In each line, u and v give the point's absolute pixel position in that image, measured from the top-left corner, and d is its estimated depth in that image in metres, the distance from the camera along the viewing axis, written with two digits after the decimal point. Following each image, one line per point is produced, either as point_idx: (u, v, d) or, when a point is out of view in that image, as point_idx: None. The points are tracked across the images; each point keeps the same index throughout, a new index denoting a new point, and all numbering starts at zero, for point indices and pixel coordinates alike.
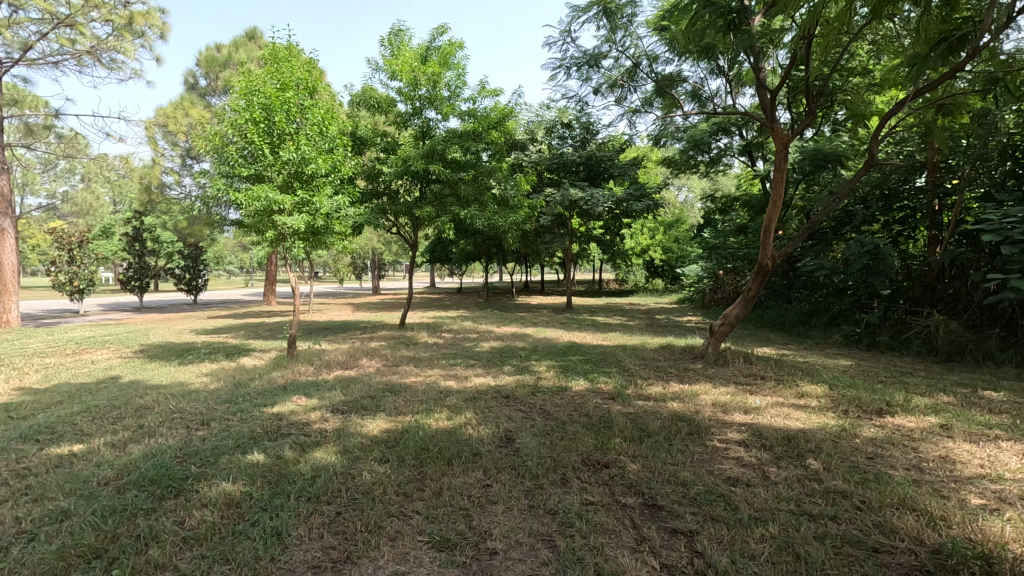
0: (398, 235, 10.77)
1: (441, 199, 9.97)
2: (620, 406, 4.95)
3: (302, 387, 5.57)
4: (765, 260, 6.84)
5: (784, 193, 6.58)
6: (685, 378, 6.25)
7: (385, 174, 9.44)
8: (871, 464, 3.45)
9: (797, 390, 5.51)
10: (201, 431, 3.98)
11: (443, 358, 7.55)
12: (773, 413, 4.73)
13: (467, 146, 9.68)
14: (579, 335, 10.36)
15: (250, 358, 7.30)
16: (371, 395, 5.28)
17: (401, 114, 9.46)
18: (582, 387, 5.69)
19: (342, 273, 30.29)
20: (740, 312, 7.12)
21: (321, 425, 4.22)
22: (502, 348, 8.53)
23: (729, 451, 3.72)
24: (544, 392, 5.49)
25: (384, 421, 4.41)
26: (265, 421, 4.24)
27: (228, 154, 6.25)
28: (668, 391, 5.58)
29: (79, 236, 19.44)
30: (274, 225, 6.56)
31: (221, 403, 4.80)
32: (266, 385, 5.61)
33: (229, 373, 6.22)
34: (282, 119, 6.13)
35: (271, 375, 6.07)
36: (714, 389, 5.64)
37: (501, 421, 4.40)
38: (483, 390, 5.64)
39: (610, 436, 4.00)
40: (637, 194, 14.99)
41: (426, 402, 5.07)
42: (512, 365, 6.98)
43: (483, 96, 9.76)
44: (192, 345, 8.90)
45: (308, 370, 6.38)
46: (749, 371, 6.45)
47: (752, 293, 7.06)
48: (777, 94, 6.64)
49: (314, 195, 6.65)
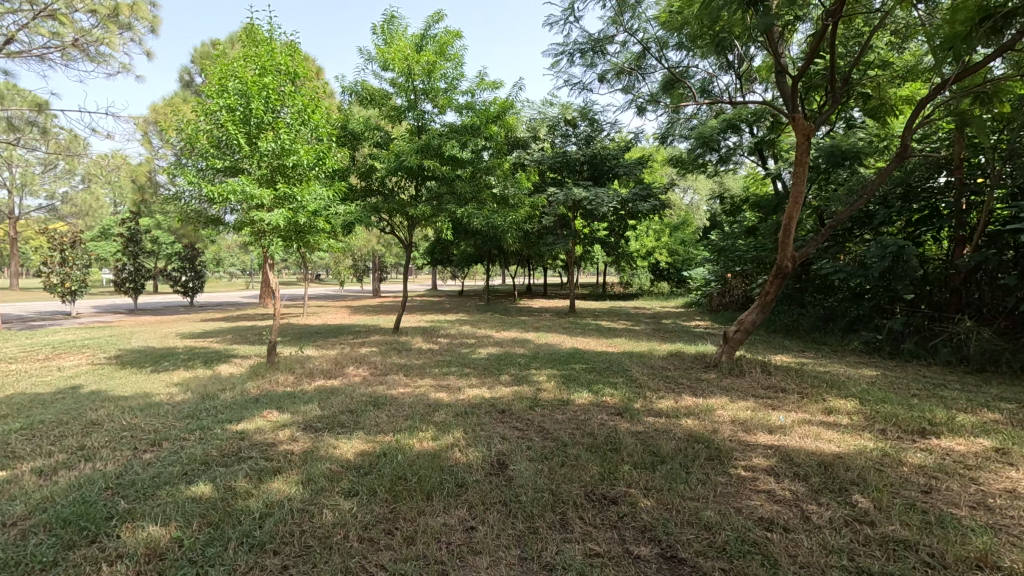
0: (394, 235, 10.30)
1: (438, 198, 9.48)
2: (628, 424, 4.42)
3: (277, 399, 5.06)
4: (785, 261, 6.30)
5: (805, 189, 6.06)
6: (698, 390, 5.71)
7: (378, 171, 8.96)
8: (929, 501, 2.91)
9: (824, 405, 4.96)
10: (146, 454, 3.47)
11: (437, 365, 7.03)
12: (802, 433, 4.19)
13: (464, 141, 9.18)
14: (582, 341, 9.83)
15: (228, 366, 6.79)
16: (351, 409, 4.76)
17: (396, 108, 8.98)
18: (586, 401, 5.15)
19: (343, 275, 29.88)
20: (756, 317, 6.60)
21: (287, 447, 3.71)
22: (500, 355, 8.00)
23: (757, 482, 3.19)
24: (543, 407, 4.96)
25: (360, 441, 3.88)
26: (224, 442, 3.72)
27: (202, 144, 5.79)
28: (680, 406, 5.05)
29: (71, 237, 19.00)
30: (254, 221, 6.06)
31: (181, 419, 4.28)
32: (237, 396, 5.10)
33: (201, 383, 5.72)
34: (260, 105, 5.64)
35: (246, 385, 5.57)
36: (732, 404, 5.09)
37: (493, 442, 3.87)
38: (476, 403, 5.12)
39: (617, 462, 3.47)
40: (643, 194, 14.56)
41: (412, 417, 4.55)
42: (510, 374, 6.46)
43: (482, 88, 9.27)
44: (172, 351, 8.40)
45: (287, 380, 5.87)
46: (767, 382, 5.90)
47: (770, 298, 6.52)
48: (798, 81, 6.11)
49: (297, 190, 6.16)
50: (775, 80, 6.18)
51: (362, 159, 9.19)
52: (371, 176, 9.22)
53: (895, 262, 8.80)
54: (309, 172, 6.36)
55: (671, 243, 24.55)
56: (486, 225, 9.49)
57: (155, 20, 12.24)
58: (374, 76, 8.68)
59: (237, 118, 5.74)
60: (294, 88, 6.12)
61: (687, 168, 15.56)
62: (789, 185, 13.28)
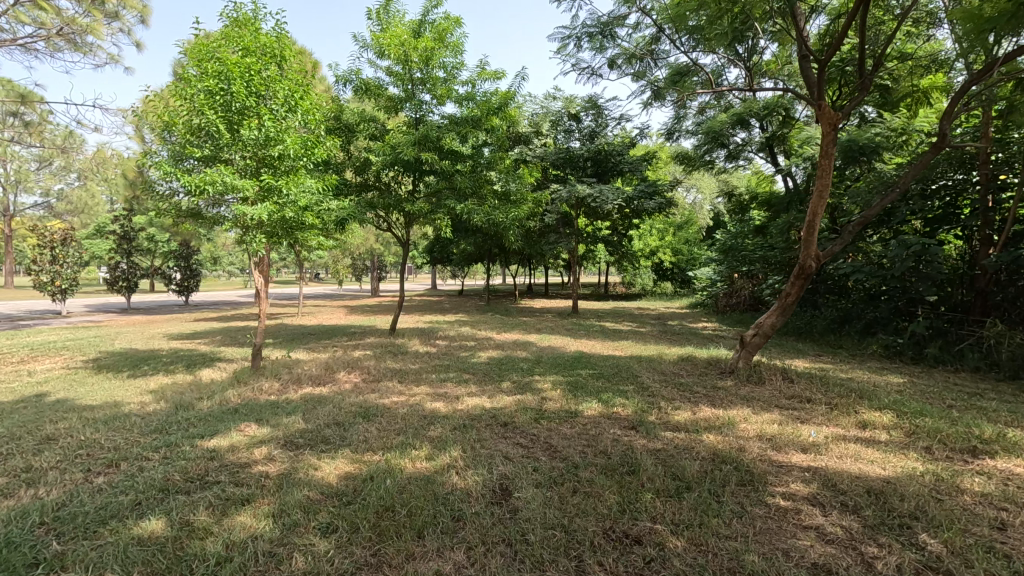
0: (390, 233, 9.87)
1: (436, 193, 9.05)
2: (643, 440, 3.99)
3: (258, 410, 4.61)
4: (807, 261, 5.87)
5: (830, 184, 5.63)
6: (716, 400, 5.28)
7: (373, 164, 8.54)
8: (1008, 541, 2.48)
9: (858, 418, 4.53)
10: (98, 479, 3.03)
11: (434, 371, 6.58)
12: (840, 453, 3.76)
13: (464, 134, 8.75)
14: (587, 344, 9.40)
15: (209, 371, 6.33)
16: (338, 422, 4.31)
17: (393, 99, 8.57)
18: (596, 413, 4.71)
19: (342, 275, 29.45)
20: (775, 320, 6.20)
21: (262, 469, 3.27)
22: (501, 359, 7.55)
23: (801, 515, 2.76)
24: (549, 419, 4.53)
25: (345, 463, 3.43)
26: (189, 463, 3.28)
27: (179, 132, 5.37)
28: (700, 419, 4.61)
29: (61, 234, 18.54)
30: (235, 214, 5.65)
31: (147, 434, 3.84)
32: (214, 406, 4.66)
33: (177, 390, 5.26)
34: (241, 89, 5.21)
35: (226, 392, 5.11)
36: (755, 417, 4.66)
37: (495, 463, 3.44)
38: (476, 414, 4.67)
39: (637, 489, 3.04)
40: (648, 191, 14.11)
41: (404, 432, 4.12)
42: (512, 381, 6.02)
43: (483, 79, 8.83)
44: (155, 353, 7.94)
45: (271, 387, 5.43)
46: (790, 391, 5.46)
47: (791, 300, 6.09)
48: (825, 65, 5.67)
49: (283, 182, 5.73)
50: (798, 66, 5.75)
51: (357, 153, 8.77)
52: (366, 170, 8.80)
53: (917, 263, 8.36)
54: (296, 161, 5.93)
55: (675, 242, 24.17)
56: (487, 222, 8.98)
57: (145, 10, 11.78)
58: (370, 64, 8.27)
59: (217, 102, 5.31)
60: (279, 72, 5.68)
61: (694, 165, 15.14)
62: (800, 183, 12.82)
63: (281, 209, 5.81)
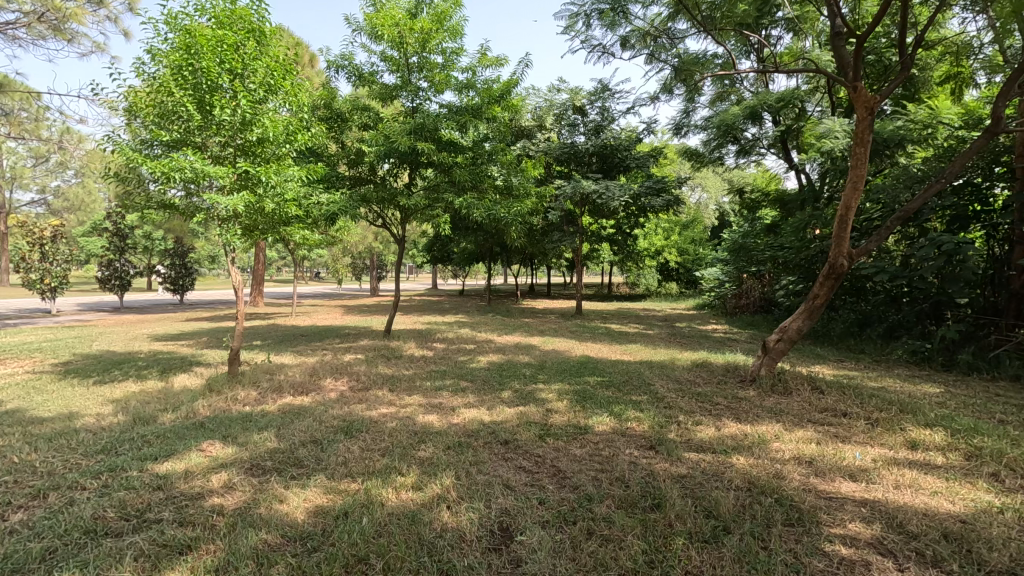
0: (386, 230, 9.36)
1: (434, 187, 8.53)
2: (665, 464, 3.46)
3: (226, 424, 4.08)
4: (839, 259, 5.34)
5: (865, 173, 5.11)
6: (741, 414, 4.75)
7: (366, 155, 8.03)
8: None
9: (905, 437, 4.00)
10: (12, 518, 2.50)
11: (429, 378, 6.06)
12: (897, 481, 3.23)
13: (464, 124, 8.25)
14: (593, 347, 8.88)
15: (183, 376, 5.80)
16: (316, 440, 3.79)
17: (388, 86, 8.08)
18: (608, 429, 4.18)
19: (342, 274, 28.97)
20: (802, 325, 5.67)
21: (216, 502, 2.75)
22: (502, 365, 7.02)
23: (871, 570, 2.23)
24: (556, 436, 4.00)
25: (317, 494, 2.90)
26: (129, 494, 2.76)
27: (143, 111, 4.82)
28: (726, 437, 4.08)
29: (51, 231, 18.01)
30: (209, 205, 5.15)
31: (91, 456, 3.31)
32: (177, 419, 4.12)
33: (142, 400, 4.74)
34: (213, 64, 4.69)
35: (194, 402, 4.58)
36: (789, 434, 4.13)
37: (494, 495, 2.91)
38: (473, 430, 4.15)
39: (667, 532, 2.51)
40: (655, 188, 13.57)
41: (390, 452, 3.59)
42: (514, 390, 5.49)
43: (484, 66, 8.32)
44: (131, 357, 7.41)
45: (248, 397, 4.91)
46: (822, 403, 4.92)
47: (819, 302, 5.57)
48: (864, 43, 5.13)
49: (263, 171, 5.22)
50: (831, 43, 5.22)
51: (350, 143, 8.25)
52: (359, 162, 8.29)
53: (947, 264, 7.80)
54: (277, 148, 5.41)
55: (681, 242, 23.65)
56: (488, 218, 8.39)
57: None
58: (363, 48, 7.76)
59: (187, 80, 4.81)
60: (258, 50, 5.15)
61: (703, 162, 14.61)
62: (814, 180, 12.26)
63: (260, 201, 5.29)
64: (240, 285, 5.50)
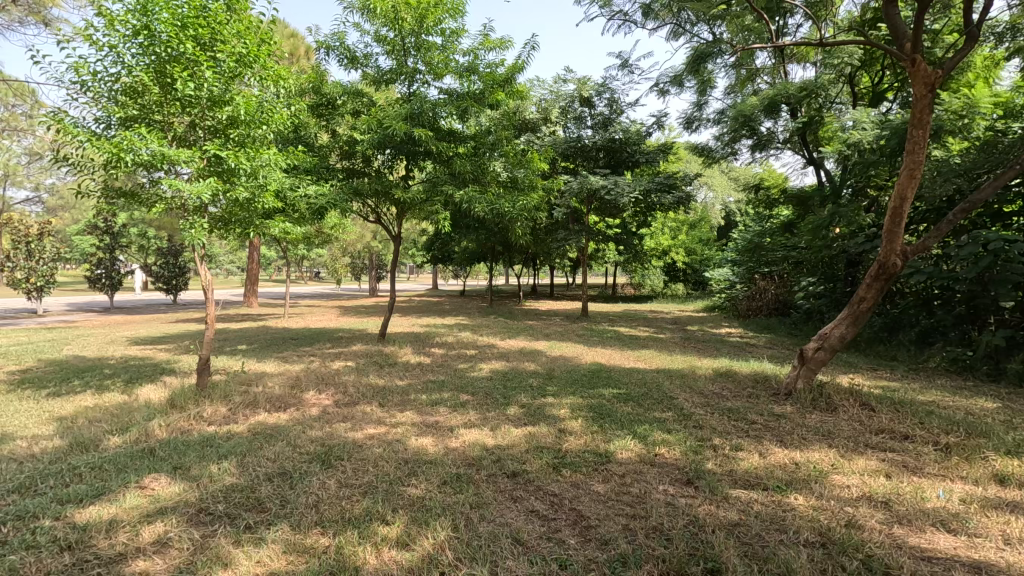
0: (380, 226, 8.71)
1: (432, 180, 7.89)
2: (712, 508, 2.81)
3: (182, 449, 3.43)
4: (890, 258, 4.70)
5: (923, 159, 4.47)
6: (785, 436, 4.10)
7: (359, 144, 7.41)
8: None
9: (991, 468, 3.35)
10: None
11: (425, 390, 5.40)
12: (1004, 533, 2.58)
13: (465, 111, 7.63)
14: (604, 353, 8.23)
15: (149, 388, 5.15)
16: (285, 473, 3.15)
17: (383, 71, 7.47)
18: (634, 457, 3.54)
19: (340, 274, 28.31)
20: (845, 332, 5.03)
21: (140, 568, 2.11)
22: (507, 374, 6.37)
23: None
24: (574, 467, 3.35)
25: (275, 554, 2.26)
26: (27, 559, 2.12)
27: (92, 84, 4.17)
28: (774, 467, 3.44)
29: (37, 228, 17.29)
30: (171, 193, 4.51)
31: (1, 497, 2.67)
32: (124, 444, 3.46)
33: (92, 418, 4.08)
34: (173, 29, 4.07)
35: (150, 421, 3.93)
36: (849, 464, 3.48)
37: (502, 559, 2.26)
38: (475, 458, 3.50)
39: None
40: (666, 184, 12.93)
41: (374, 490, 2.94)
42: (521, 406, 4.84)
43: (487, 49, 7.70)
44: (99, 363, 6.76)
45: (215, 414, 4.26)
46: (875, 423, 4.27)
47: (865, 307, 4.92)
48: (921, 10, 4.49)
49: (233, 154, 4.58)
50: (884, 10, 4.57)
51: (343, 131, 7.63)
52: (351, 152, 7.67)
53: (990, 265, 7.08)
54: (253, 129, 4.80)
55: (688, 242, 22.98)
56: (491, 214, 7.71)
57: None
58: (356, 28, 7.15)
59: (147, 50, 4.20)
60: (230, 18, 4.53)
61: (716, 158, 13.98)
62: (835, 176, 11.59)
63: (232, 190, 4.66)
64: (209, 286, 4.86)
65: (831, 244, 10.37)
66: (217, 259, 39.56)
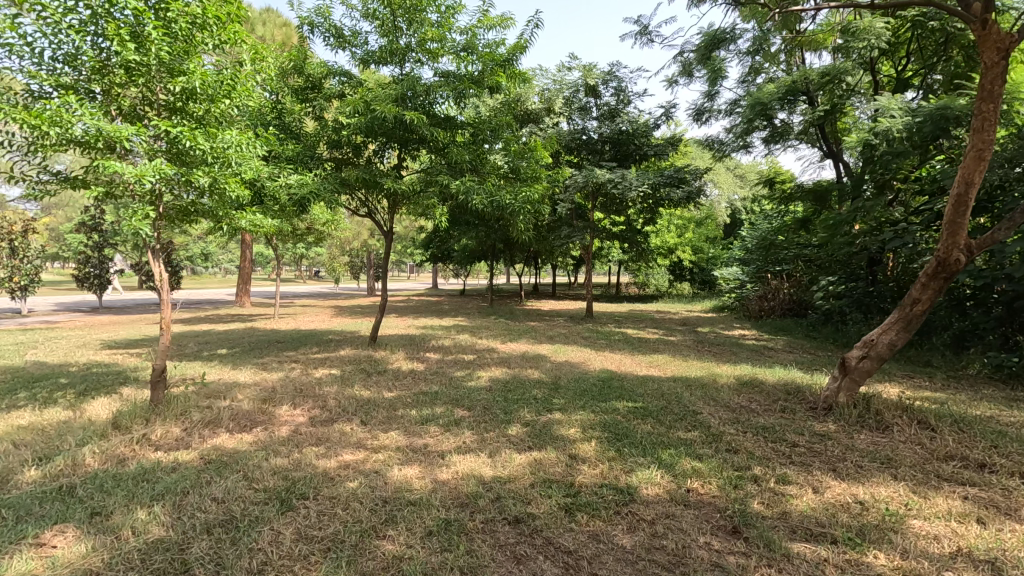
0: (371, 221, 8.07)
1: (426, 170, 7.27)
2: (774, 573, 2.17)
3: (107, 486, 2.78)
4: (952, 254, 4.07)
5: (993, 138, 3.85)
6: (838, 464, 3.46)
7: (345, 129, 6.77)
8: None
9: None
10: None
11: (415, 404, 4.77)
12: None
13: (462, 94, 7.00)
14: (614, 359, 7.58)
15: (100, 402, 4.51)
16: (231, 521, 2.51)
17: (373, 50, 6.85)
18: (663, 496, 2.90)
19: (338, 273, 27.67)
20: (894, 339, 4.40)
21: None
22: (508, 383, 5.72)
23: None
24: (592, 510, 2.71)
25: None
26: None
27: (17, 43, 3.53)
28: (836, 508, 2.80)
29: (21, 225, 16.65)
30: (111, 175, 3.85)
31: None
32: (40, 481, 2.82)
33: (16, 442, 3.45)
34: None
35: (82, 448, 3.29)
36: (927, 503, 2.84)
37: None
38: (471, 496, 2.87)
39: None
40: (675, 177, 12.29)
41: (339, 546, 2.32)
42: (524, 425, 4.19)
43: (486, 27, 7.06)
44: (58, 370, 6.12)
45: (166, 437, 3.62)
46: (943, 448, 3.63)
47: (919, 309, 4.29)
48: None
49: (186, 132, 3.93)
50: None
51: (330, 116, 7.00)
52: (337, 138, 7.03)
53: None
54: (214, 104, 4.17)
55: (695, 240, 22.24)
56: (491, 207, 7.03)
57: None
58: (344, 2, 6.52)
59: (83, 7, 3.57)
60: None
61: (727, 151, 13.34)
62: (856, 169, 10.93)
63: (185, 174, 4.02)
64: (163, 285, 4.24)
65: (853, 240, 9.74)
66: (214, 257, 38.82)
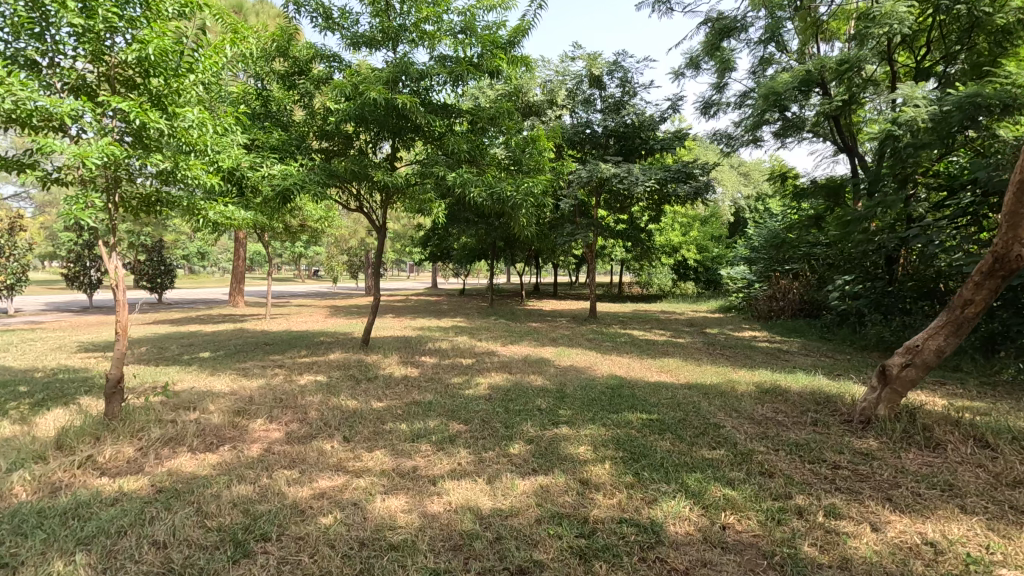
0: (363, 216, 7.60)
1: (421, 161, 6.81)
2: None
3: (26, 526, 2.31)
4: (1013, 248, 3.60)
5: None
6: (893, 492, 2.98)
7: (334, 117, 6.31)
8: None
9: None
10: None
11: (406, 416, 4.29)
12: None
13: (460, 79, 6.53)
14: (622, 363, 7.11)
15: (54, 413, 4.04)
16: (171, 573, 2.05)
17: (364, 32, 6.38)
18: (695, 537, 2.44)
19: (336, 272, 27.19)
20: (942, 345, 3.92)
21: None
22: (510, 392, 5.23)
23: None
24: (612, 557, 2.24)
25: None
26: None
27: None
28: (903, 552, 2.33)
29: (7, 222, 16.13)
30: (51, 156, 3.39)
31: None
32: None
33: None
34: None
35: (13, 473, 2.81)
36: (1013, 546, 2.37)
37: None
38: (466, 537, 2.40)
39: None
40: (683, 173, 11.82)
41: None
42: (528, 442, 3.70)
43: (486, 7, 6.58)
44: (21, 376, 5.65)
45: (116, 459, 3.14)
46: (1011, 471, 3.16)
47: (971, 312, 3.82)
48: None
49: (139, 110, 3.47)
50: None
51: (319, 102, 6.55)
52: (326, 127, 6.58)
53: None
54: (177, 78, 3.79)
55: (700, 239, 21.73)
56: (490, 200, 6.54)
57: None
58: None
59: None
60: None
61: (736, 146, 12.90)
62: (873, 163, 10.46)
63: (138, 158, 3.56)
64: (119, 284, 3.76)
65: (871, 237, 9.28)
66: (211, 256, 38.33)
